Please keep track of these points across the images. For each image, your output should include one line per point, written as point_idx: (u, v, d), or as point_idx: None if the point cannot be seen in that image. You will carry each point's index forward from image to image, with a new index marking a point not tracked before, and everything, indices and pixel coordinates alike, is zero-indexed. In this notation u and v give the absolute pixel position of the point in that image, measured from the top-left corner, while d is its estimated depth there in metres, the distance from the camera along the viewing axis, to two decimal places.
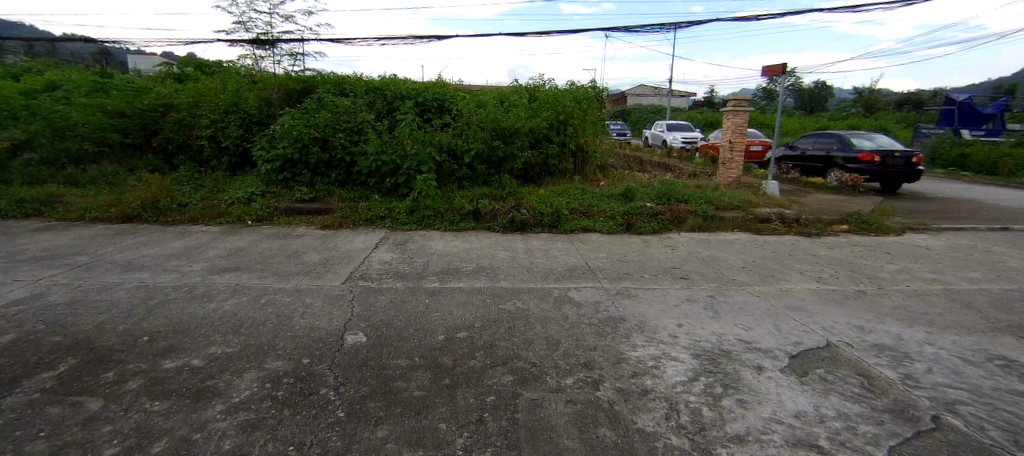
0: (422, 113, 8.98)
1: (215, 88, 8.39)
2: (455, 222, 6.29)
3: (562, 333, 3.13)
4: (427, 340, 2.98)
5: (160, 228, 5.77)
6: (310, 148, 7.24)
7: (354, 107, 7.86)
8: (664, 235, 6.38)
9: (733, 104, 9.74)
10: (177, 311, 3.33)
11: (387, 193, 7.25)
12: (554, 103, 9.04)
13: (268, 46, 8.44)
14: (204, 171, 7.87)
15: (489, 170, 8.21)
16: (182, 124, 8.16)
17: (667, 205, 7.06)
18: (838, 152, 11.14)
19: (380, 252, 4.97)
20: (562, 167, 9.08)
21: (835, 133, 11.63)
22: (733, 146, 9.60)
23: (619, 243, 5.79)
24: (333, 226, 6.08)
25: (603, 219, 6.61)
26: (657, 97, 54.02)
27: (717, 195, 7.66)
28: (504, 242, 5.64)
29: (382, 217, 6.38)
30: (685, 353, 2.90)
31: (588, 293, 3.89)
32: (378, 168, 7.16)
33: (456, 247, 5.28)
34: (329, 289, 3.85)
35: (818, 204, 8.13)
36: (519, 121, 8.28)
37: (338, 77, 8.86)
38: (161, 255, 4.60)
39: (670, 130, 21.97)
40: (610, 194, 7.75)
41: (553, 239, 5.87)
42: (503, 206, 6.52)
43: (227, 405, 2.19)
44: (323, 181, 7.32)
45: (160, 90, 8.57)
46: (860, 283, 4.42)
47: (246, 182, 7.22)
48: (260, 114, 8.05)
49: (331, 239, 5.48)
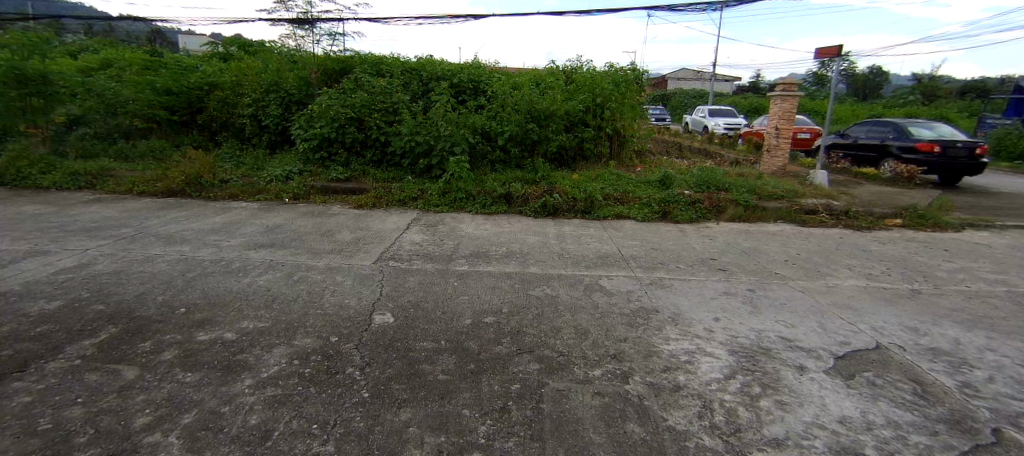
0: (457, 95, 8.89)
1: (257, 67, 8.54)
2: (486, 205, 6.23)
3: (591, 323, 3.04)
4: (454, 324, 2.96)
5: (202, 203, 6.00)
6: (347, 127, 7.29)
7: (390, 87, 7.84)
8: (702, 224, 6.11)
9: (782, 89, 9.02)
10: (213, 285, 3.45)
11: (420, 174, 7.24)
12: (591, 85, 8.74)
13: (309, 27, 8.47)
14: (245, 148, 8.10)
15: (523, 154, 8.07)
16: (225, 102, 8.39)
17: (705, 194, 6.75)
18: (896, 140, 10.32)
19: (410, 233, 4.98)
20: (597, 152, 8.83)
21: (894, 120, 10.75)
22: (781, 133, 9.06)
23: (654, 231, 5.57)
24: (366, 206, 6.14)
25: (638, 206, 6.39)
26: (697, 80, 51.58)
27: (761, 185, 7.25)
28: (535, 226, 5.55)
29: (414, 198, 6.39)
30: (718, 349, 2.75)
31: (620, 282, 3.76)
32: (412, 148, 7.14)
33: (486, 231, 5.23)
34: (360, 268, 3.90)
35: (873, 196, 7.56)
36: (555, 103, 8.03)
37: (375, 57, 8.85)
38: (201, 229, 4.79)
39: (711, 114, 20.99)
40: (647, 180, 7.48)
41: (585, 225, 5.71)
42: (535, 190, 6.40)
43: (255, 380, 2.25)
44: (358, 161, 7.39)
45: (205, 69, 8.82)
46: (913, 281, 4.00)
47: (285, 160, 7.40)
48: (299, 93, 8.12)
49: (364, 219, 5.55)
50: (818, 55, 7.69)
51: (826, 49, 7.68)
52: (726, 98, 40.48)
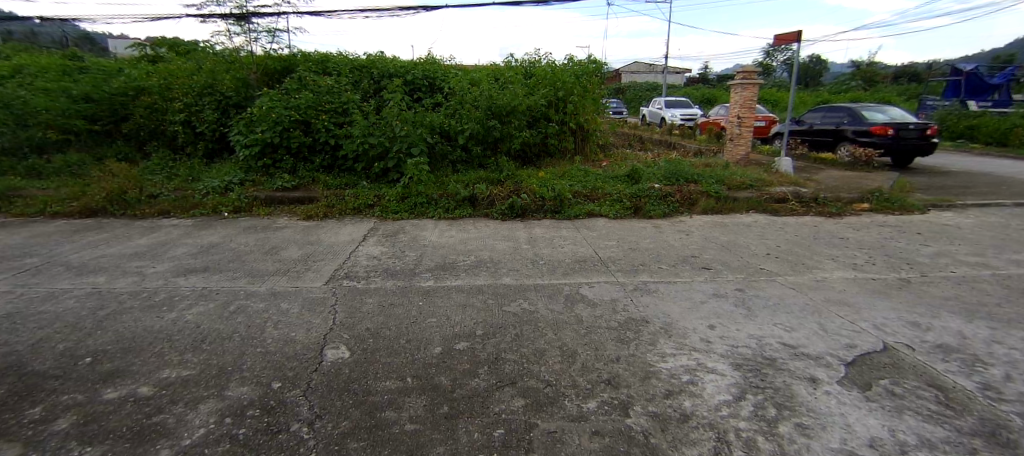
0: (412, 92, 8.39)
1: (188, 68, 7.73)
2: (449, 209, 5.81)
3: (578, 341, 2.69)
4: (421, 354, 2.54)
5: (126, 223, 5.24)
6: (292, 131, 6.65)
7: (338, 85, 7.27)
8: (676, 219, 5.90)
9: (744, 77, 9.00)
10: (129, 323, 2.85)
11: (376, 178, 6.72)
12: (552, 78, 8.46)
13: (244, 27, 7.75)
14: (178, 159, 7.27)
15: (486, 152, 7.67)
16: (154, 108, 7.52)
17: (676, 187, 6.58)
18: (849, 125, 10.61)
19: (367, 246, 4.48)
20: (562, 147, 8.55)
21: (846, 106, 11.08)
22: (742, 122, 9.08)
23: (628, 229, 5.31)
24: (317, 216, 5.57)
25: (609, 203, 6.13)
26: (654, 73, 52.65)
27: (728, 175, 7.17)
28: (503, 230, 5.16)
29: (371, 205, 5.88)
30: (722, 364, 2.46)
31: (602, 289, 3.43)
32: (365, 152, 6.60)
33: (451, 238, 4.79)
34: (308, 291, 3.38)
35: (834, 182, 7.65)
36: (517, 99, 7.62)
37: (321, 55, 8.21)
38: (121, 255, 4.09)
39: (667, 106, 21.20)
40: (616, 175, 7.24)
41: (557, 226, 5.38)
42: (501, 192, 6.03)
43: (173, 451, 1.72)
44: (306, 167, 6.77)
45: (130, 73, 7.88)
46: (899, 270, 3.94)
47: (223, 169, 6.67)
48: (237, 95, 7.41)
49: (314, 232, 4.98)
50: (776, 42, 7.68)
51: (784, 36, 7.65)
52: (682, 89, 41.47)
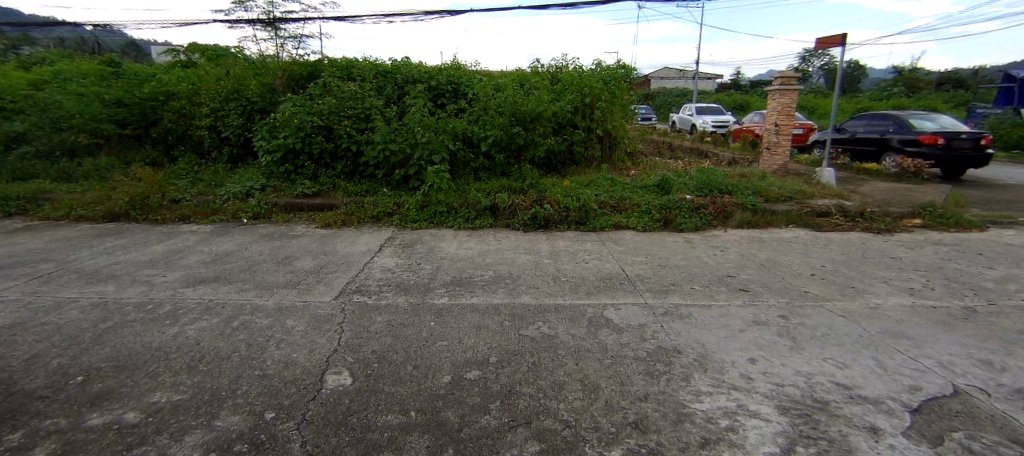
0: (436, 98, 8.29)
1: (217, 74, 7.81)
2: (470, 219, 5.62)
3: (601, 374, 2.42)
4: (429, 383, 2.33)
5: (146, 228, 5.24)
6: (314, 137, 6.62)
7: (361, 91, 7.22)
8: (708, 233, 5.55)
9: (781, 82, 8.57)
10: (128, 339, 2.77)
11: (396, 186, 6.60)
12: (578, 84, 8.23)
13: (272, 30, 7.77)
14: (203, 163, 7.29)
15: (508, 160, 7.48)
16: (182, 113, 7.58)
17: (708, 198, 6.24)
18: (895, 134, 9.97)
19: (382, 257, 4.33)
20: (587, 155, 8.28)
21: (891, 113, 10.41)
22: (780, 130, 8.62)
23: (658, 243, 5.01)
24: (335, 224, 5.45)
25: (637, 214, 5.84)
26: (680, 79, 51.69)
27: (765, 186, 6.77)
28: (524, 242, 4.94)
29: (390, 213, 5.75)
30: (767, 406, 2.14)
31: (628, 313, 3.16)
32: (386, 158, 6.50)
33: (469, 250, 4.60)
34: (317, 307, 3.23)
35: (881, 194, 7.12)
36: (542, 105, 7.44)
37: (346, 61, 8.20)
38: (136, 263, 4.07)
39: (697, 113, 20.61)
40: (644, 185, 6.93)
41: (581, 239, 5.13)
42: (523, 201, 5.83)
43: None
44: (328, 173, 6.70)
45: (161, 78, 7.98)
46: (966, 297, 3.50)
47: (246, 174, 6.65)
48: (262, 101, 7.42)
49: (330, 241, 4.87)
50: (819, 45, 7.24)
51: (827, 39, 7.20)
52: (710, 96, 40.52)
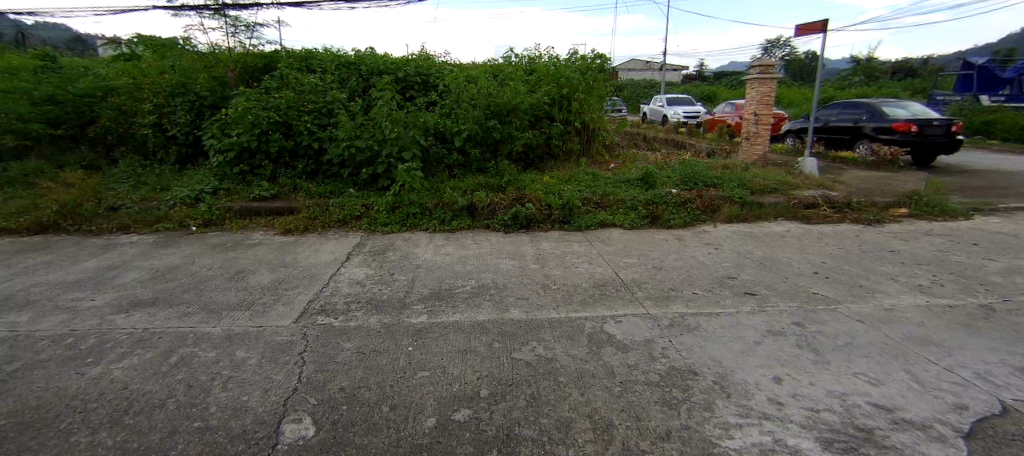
0: (404, 90, 7.78)
1: (159, 65, 6.99)
2: (446, 220, 5.20)
3: (611, 407, 2.07)
4: (409, 430, 1.88)
5: (78, 241, 4.55)
6: (271, 134, 6.01)
7: (322, 83, 6.63)
8: (699, 228, 5.30)
9: (760, 71, 8.39)
10: (38, 386, 2.17)
11: (365, 186, 6.10)
12: (555, 74, 7.87)
13: (219, 17, 7.01)
14: (147, 165, 6.55)
15: (485, 155, 7.06)
16: (122, 110, 6.79)
17: (695, 191, 6.01)
18: (868, 122, 10.06)
19: (350, 268, 3.86)
20: (567, 148, 7.96)
21: (862, 102, 10.51)
22: (759, 119, 8.48)
23: (649, 242, 4.72)
24: (296, 230, 4.92)
25: (623, 211, 5.54)
26: (652, 70, 52.06)
27: (749, 178, 6.58)
28: (506, 245, 4.55)
29: (358, 216, 5.27)
30: (810, 440, 1.83)
31: (630, 326, 2.84)
32: (352, 156, 5.98)
33: (447, 256, 4.17)
34: (273, 333, 2.76)
35: (864, 184, 7.07)
36: (519, 96, 7.02)
37: (306, 52, 7.57)
38: (58, 285, 3.45)
39: (672, 104, 20.61)
40: (628, 179, 6.64)
41: (568, 240, 4.77)
42: (503, 200, 5.46)
43: None
44: (288, 173, 6.13)
45: (98, 71, 7.11)
46: (978, 295, 3.34)
47: (196, 176, 6.00)
48: (212, 95, 6.72)
49: (290, 250, 4.34)
50: (800, 32, 7.08)
51: (808, 25, 7.03)
52: (682, 86, 40.90)
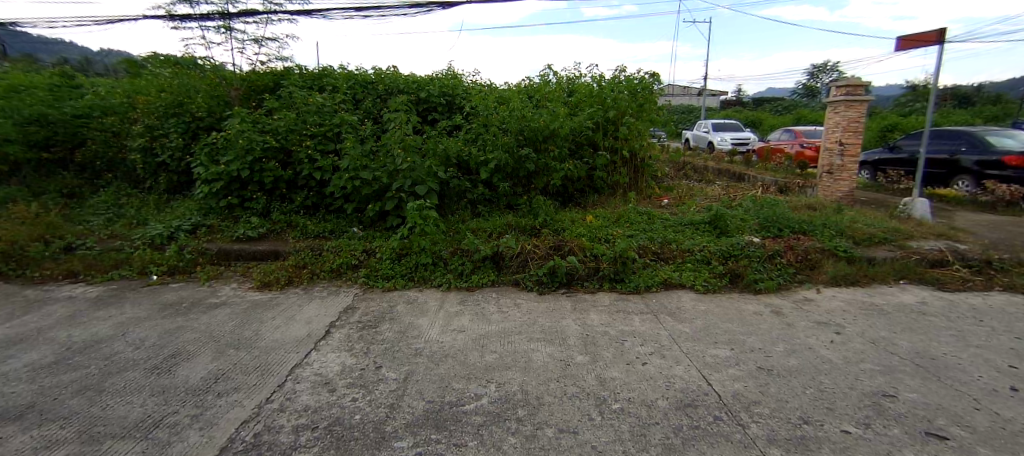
0: (425, 112, 6.95)
1: (156, 82, 6.36)
2: (464, 275, 4.12)
3: None
4: None
5: (8, 292, 3.70)
6: (266, 162, 5.20)
7: (329, 103, 5.81)
8: (796, 295, 4.03)
9: (847, 92, 7.17)
10: None
11: (370, 224, 5.16)
12: (598, 95, 6.83)
13: (226, 31, 6.43)
14: (133, 194, 5.95)
15: (516, 189, 6.04)
16: (114, 132, 6.26)
17: (783, 241, 4.86)
18: (968, 154, 8.51)
19: (322, 353, 2.77)
20: (611, 181, 6.86)
21: (961, 130, 8.91)
22: (843, 150, 7.17)
23: (735, 319, 3.45)
24: (276, 283, 3.93)
25: (691, 267, 4.35)
26: (686, 96, 50.87)
27: (848, 224, 5.42)
28: (541, 317, 3.39)
29: (356, 265, 4.27)
30: None
31: None
32: (356, 189, 5.04)
33: (460, 336, 3.04)
34: None
35: (993, 233, 5.60)
36: (556, 120, 5.97)
37: (318, 71, 6.87)
38: None
39: (716, 130, 19.24)
40: (691, 221, 5.45)
41: (624, 310, 3.57)
42: (537, 249, 4.37)
43: None
44: (283, 207, 5.28)
45: (99, 90, 6.62)
46: None
47: (180, 209, 5.23)
48: (210, 117, 6.02)
49: (256, 316, 3.31)
50: (904, 44, 5.88)
51: (914, 37, 5.87)
52: (718, 112, 39.45)
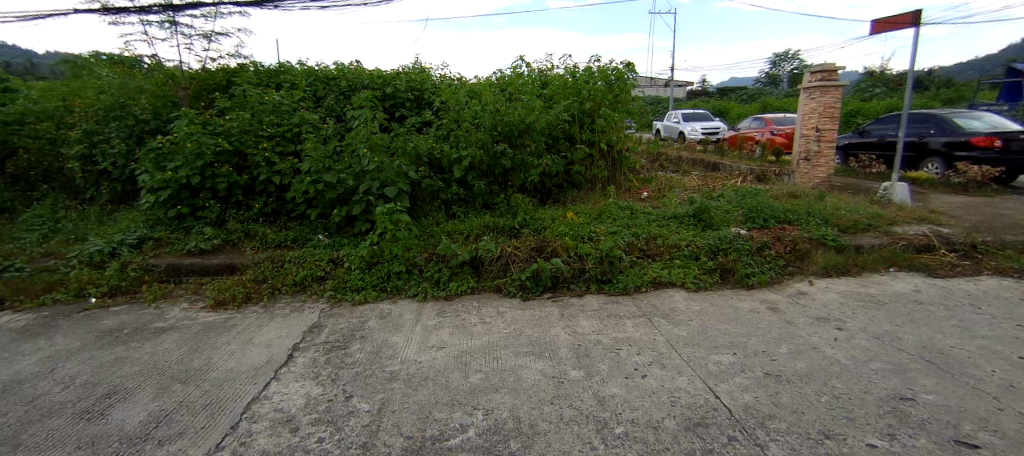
0: (393, 109, 6.59)
1: (92, 82, 5.77)
2: (441, 282, 3.83)
3: None
4: None
5: None
6: (219, 167, 4.76)
7: (287, 101, 5.37)
8: (787, 288, 3.90)
9: (821, 79, 7.16)
10: None
11: (339, 230, 4.80)
12: (574, 86, 6.58)
13: (170, 26, 5.88)
14: (72, 206, 5.40)
15: (493, 187, 5.76)
16: (47, 139, 5.67)
17: (768, 232, 4.75)
18: (935, 136, 8.67)
19: (281, 383, 2.42)
20: (590, 176, 6.66)
21: (928, 113, 9.08)
22: (820, 136, 7.16)
23: (730, 319, 3.28)
24: (232, 301, 3.55)
25: (679, 263, 4.17)
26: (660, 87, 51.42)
27: (830, 211, 5.37)
28: (527, 327, 3.13)
29: (322, 277, 3.92)
30: None
31: None
32: (320, 193, 4.66)
33: (439, 354, 2.75)
34: None
35: (969, 215, 5.65)
36: (533, 114, 5.70)
37: (275, 67, 6.40)
38: None
39: (687, 120, 19.38)
40: (674, 214, 5.29)
41: (615, 314, 3.35)
42: (517, 251, 4.12)
43: None
44: (241, 215, 4.85)
45: (28, 93, 5.99)
46: None
47: (125, 222, 4.74)
48: (154, 119, 5.50)
49: (207, 342, 2.92)
50: (879, 27, 5.84)
51: (889, 20, 5.83)
52: (691, 102, 40.00)
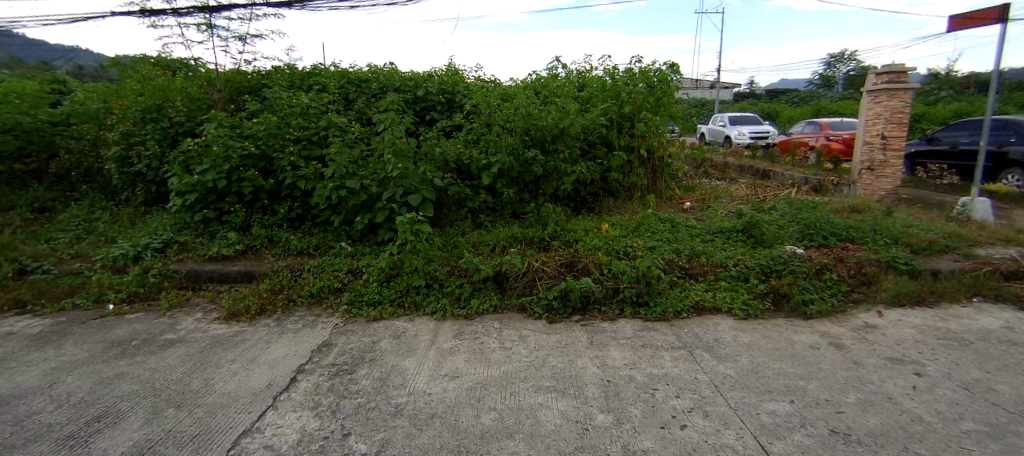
0: (423, 112, 6.43)
1: (133, 86, 5.94)
2: (462, 299, 3.58)
3: None
4: None
5: None
6: (244, 171, 4.73)
7: (316, 104, 5.30)
8: (854, 319, 3.39)
9: (888, 80, 6.47)
10: None
11: (360, 239, 4.65)
12: (611, 89, 6.22)
13: (206, 28, 5.99)
14: (110, 207, 5.55)
15: (523, 195, 5.48)
16: (90, 140, 5.87)
17: (829, 251, 4.22)
18: (1018, 145, 7.68)
19: (276, 413, 2.22)
20: (627, 184, 6.26)
21: (1011, 119, 8.07)
22: (885, 144, 6.45)
23: (786, 356, 2.84)
24: (246, 313, 3.44)
25: (726, 285, 3.74)
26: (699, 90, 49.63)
27: (902, 229, 4.74)
28: (552, 356, 2.82)
29: (339, 289, 3.75)
30: None
31: None
32: (343, 199, 4.53)
33: (452, 386, 2.48)
34: None
35: None
36: (567, 118, 5.39)
37: (308, 70, 6.40)
38: None
39: (733, 123, 18.38)
40: (721, 228, 4.83)
41: (651, 345, 2.98)
42: (546, 266, 3.82)
43: None
44: (265, 220, 4.80)
45: (77, 95, 6.24)
46: None
47: (155, 224, 4.79)
48: (189, 121, 5.58)
49: (212, 358, 2.79)
50: (960, 23, 5.16)
51: (972, 15, 5.14)
52: (732, 105, 38.31)
